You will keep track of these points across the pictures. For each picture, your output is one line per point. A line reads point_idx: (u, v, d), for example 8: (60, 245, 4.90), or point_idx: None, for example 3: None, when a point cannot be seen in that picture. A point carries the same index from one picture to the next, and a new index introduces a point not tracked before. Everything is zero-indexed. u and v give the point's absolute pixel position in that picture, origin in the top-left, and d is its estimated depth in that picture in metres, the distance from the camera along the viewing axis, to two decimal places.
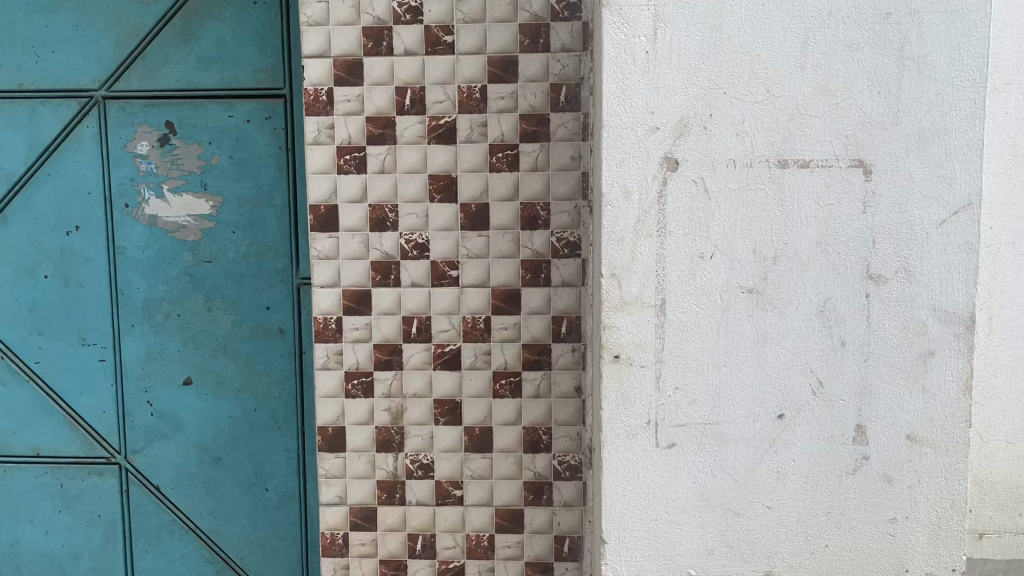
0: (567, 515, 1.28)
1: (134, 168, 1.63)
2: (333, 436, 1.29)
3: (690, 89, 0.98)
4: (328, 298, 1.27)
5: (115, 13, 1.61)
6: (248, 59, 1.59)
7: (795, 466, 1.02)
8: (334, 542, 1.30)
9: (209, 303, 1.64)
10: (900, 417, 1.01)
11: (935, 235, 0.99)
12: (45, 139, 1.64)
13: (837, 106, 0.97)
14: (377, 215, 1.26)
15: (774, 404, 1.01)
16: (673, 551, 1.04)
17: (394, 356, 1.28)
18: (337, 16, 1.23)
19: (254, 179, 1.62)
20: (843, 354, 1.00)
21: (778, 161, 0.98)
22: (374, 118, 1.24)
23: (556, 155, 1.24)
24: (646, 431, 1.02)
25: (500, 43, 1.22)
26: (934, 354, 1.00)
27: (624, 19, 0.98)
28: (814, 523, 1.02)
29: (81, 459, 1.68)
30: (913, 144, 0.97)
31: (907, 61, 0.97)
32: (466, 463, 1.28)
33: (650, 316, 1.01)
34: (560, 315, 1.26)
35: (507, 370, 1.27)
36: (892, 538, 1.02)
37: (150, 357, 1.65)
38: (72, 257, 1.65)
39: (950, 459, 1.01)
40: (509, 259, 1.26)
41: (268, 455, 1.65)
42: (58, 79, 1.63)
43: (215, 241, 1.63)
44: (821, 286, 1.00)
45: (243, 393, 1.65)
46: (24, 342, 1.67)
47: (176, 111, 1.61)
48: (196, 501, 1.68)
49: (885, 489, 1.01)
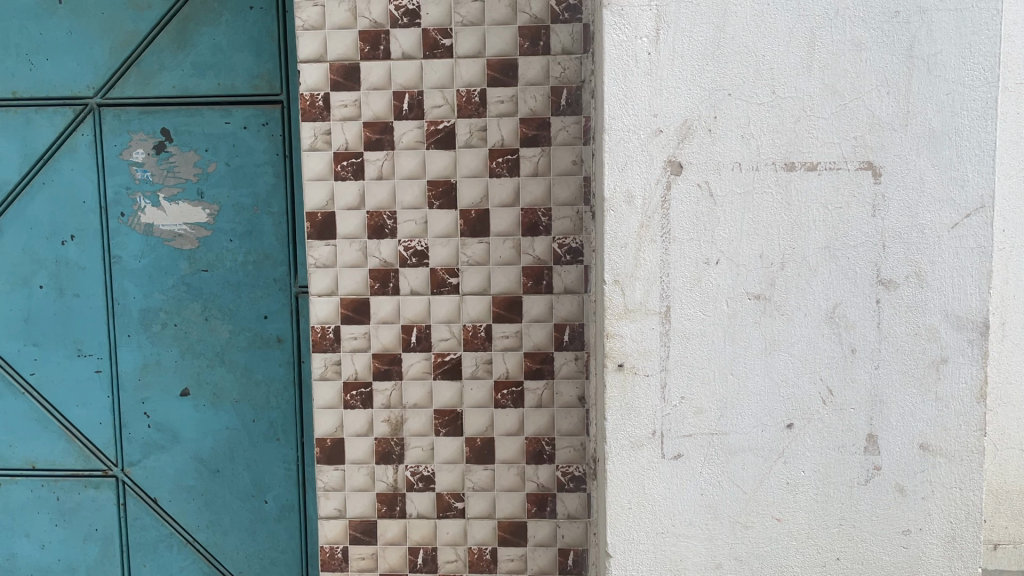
0: (571, 526, 1.26)
1: (130, 175, 1.61)
2: (332, 447, 1.26)
3: (693, 90, 0.95)
4: (325, 307, 1.25)
5: (109, 19, 1.59)
6: (245, 64, 1.57)
7: (804, 477, 0.99)
8: (334, 556, 1.27)
9: (206, 312, 1.62)
10: (912, 426, 0.98)
11: (947, 239, 0.96)
12: (39, 147, 1.62)
13: (844, 108, 0.95)
14: (375, 223, 1.23)
15: (783, 413, 0.99)
16: (681, 565, 1.01)
17: (394, 366, 1.25)
18: (332, 20, 1.21)
19: (251, 187, 1.60)
20: (853, 362, 0.97)
21: (784, 163, 0.96)
22: (371, 123, 1.22)
23: (557, 160, 1.21)
24: (652, 441, 1.00)
25: (499, 46, 1.20)
26: (947, 360, 0.97)
27: (625, 19, 0.95)
28: (825, 536, 0.99)
29: (78, 471, 1.66)
30: (923, 145, 0.95)
31: (917, 61, 0.94)
32: (468, 474, 1.26)
33: (656, 324, 0.98)
34: (563, 323, 1.23)
35: (509, 379, 1.24)
36: (905, 550, 0.99)
37: (147, 368, 1.63)
38: (68, 266, 1.63)
39: (964, 468, 0.98)
40: (510, 266, 1.23)
41: (267, 467, 1.63)
42: (54, 87, 1.61)
43: (212, 249, 1.61)
44: (829, 292, 0.97)
45: (241, 403, 1.62)
46: (20, 353, 1.65)
47: (172, 118, 1.59)
48: (193, 514, 1.65)
49: (898, 501, 0.98)
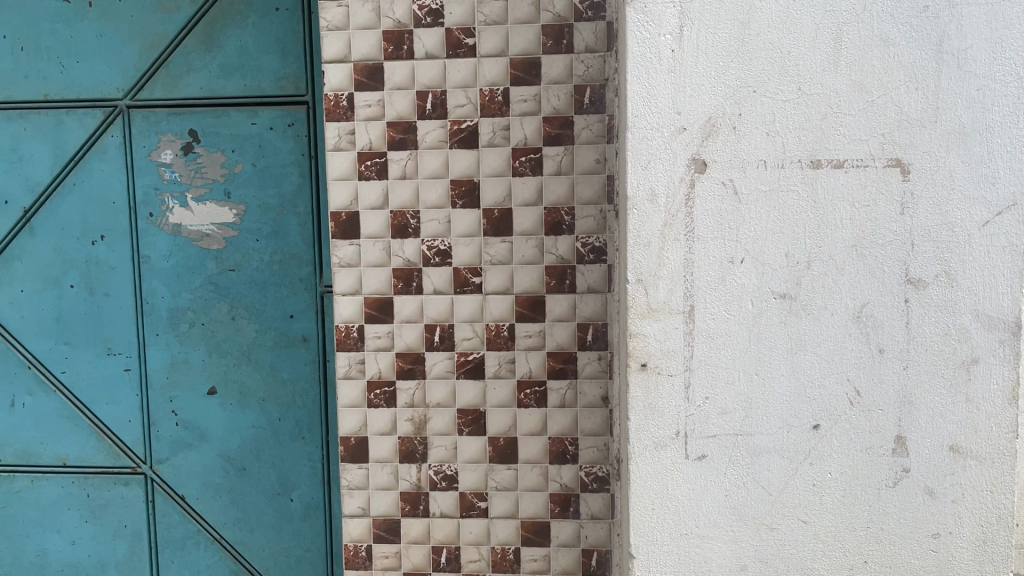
0: (595, 528, 1.25)
1: (159, 176, 1.63)
2: (355, 446, 1.27)
3: (718, 87, 0.94)
4: (349, 307, 1.25)
5: (137, 21, 1.61)
6: (271, 66, 1.58)
7: (831, 479, 0.97)
8: (358, 554, 1.28)
9: (233, 311, 1.64)
10: (942, 427, 0.96)
11: (978, 238, 0.94)
12: (70, 149, 1.64)
13: (872, 104, 0.93)
14: (398, 222, 1.24)
15: (809, 413, 0.97)
16: (705, 567, 1.00)
17: (417, 365, 1.25)
18: (356, 20, 1.21)
19: (277, 187, 1.61)
20: (881, 362, 0.96)
21: (810, 162, 0.95)
22: (394, 123, 1.22)
23: (581, 159, 1.21)
24: (676, 442, 0.99)
25: (522, 45, 1.20)
26: (977, 361, 0.95)
27: (648, 17, 0.95)
28: (852, 539, 0.98)
29: (107, 468, 1.68)
30: (953, 142, 0.93)
31: (947, 56, 0.92)
32: (492, 473, 1.25)
33: (680, 323, 0.97)
34: (586, 323, 1.23)
35: (532, 379, 1.24)
36: (935, 554, 0.97)
37: (175, 367, 1.65)
38: (98, 266, 1.65)
39: (996, 471, 0.96)
40: (533, 265, 1.23)
41: (292, 465, 1.64)
42: (84, 89, 1.63)
43: (239, 249, 1.63)
44: (856, 291, 0.95)
45: (267, 402, 1.64)
46: (51, 352, 1.67)
47: (200, 119, 1.61)
48: (220, 511, 1.66)
49: (927, 504, 0.97)
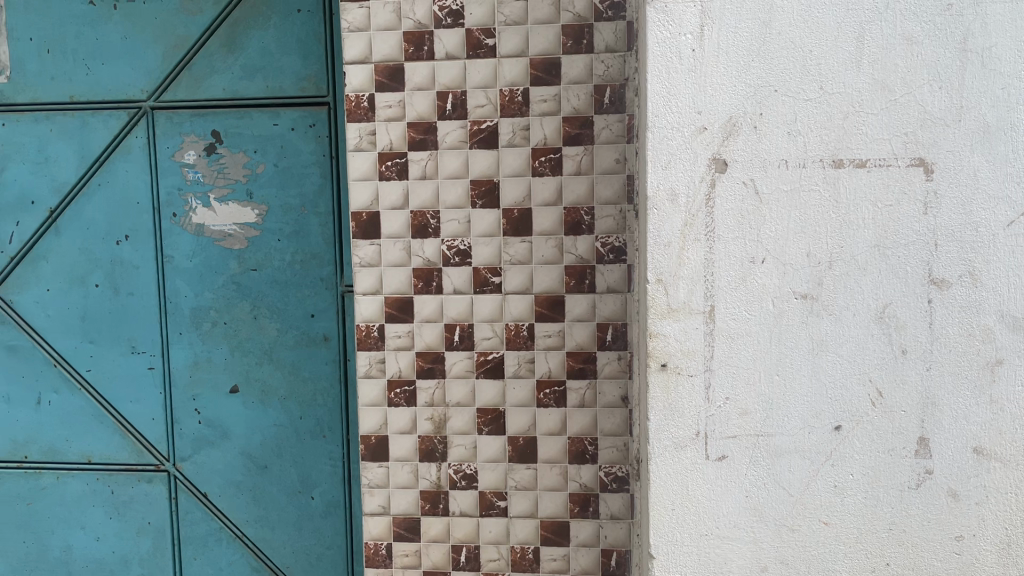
0: (614, 528, 1.25)
1: (182, 177, 1.65)
2: (376, 445, 1.28)
3: (739, 87, 0.94)
4: (370, 306, 1.26)
5: (161, 23, 1.62)
6: (292, 67, 1.60)
7: (853, 481, 0.97)
8: (378, 552, 1.29)
9: (255, 311, 1.65)
10: (966, 429, 0.95)
11: (1002, 237, 0.93)
12: (95, 150, 1.66)
13: (895, 103, 0.93)
14: (418, 222, 1.24)
15: (830, 414, 0.97)
16: (725, 568, 1.00)
17: (437, 364, 1.26)
18: (377, 21, 1.22)
19: (298, 187, 1.62)
20: (904, 363, 0.95)
21: (832, 161, 0.94)
22: (415, 123, 1.23)
23: (600, 159, 1.21)
24: (696, 443, 0.98)
25: (542, 45, 1.20)
26: (1002, 362, 0.94)
27: (668, 16, 0.94)
28: (874, 541, 0.97)
29: (131, 466, 1.70)
30: (978, 142, 0.92)
31: (971, 54, 0.92)
32: (511, 473, 1.26)
33: (700, 323, 0.97)
34: (605, 322, 1.23)
35: (551, 378, 1.24)
36: (958, 557, 0.96)
37: (198, 365, 1.67)
38: (123, 266, 1.67)
39: (1021, 473, 0.95)
40: (553, 265, 1.23)
41: (313, 464, 1.65)
42: (109, 90, 1.65)
43: (261, 249, 1.64)
44: (879, 291, 0.95)
45: (288, 401, 1.65)
46: (77, 350, 1.70)
47: (223, 120, 1.63)
48: (242, 509, 1.68)
49: (951, 506, 0.96)
